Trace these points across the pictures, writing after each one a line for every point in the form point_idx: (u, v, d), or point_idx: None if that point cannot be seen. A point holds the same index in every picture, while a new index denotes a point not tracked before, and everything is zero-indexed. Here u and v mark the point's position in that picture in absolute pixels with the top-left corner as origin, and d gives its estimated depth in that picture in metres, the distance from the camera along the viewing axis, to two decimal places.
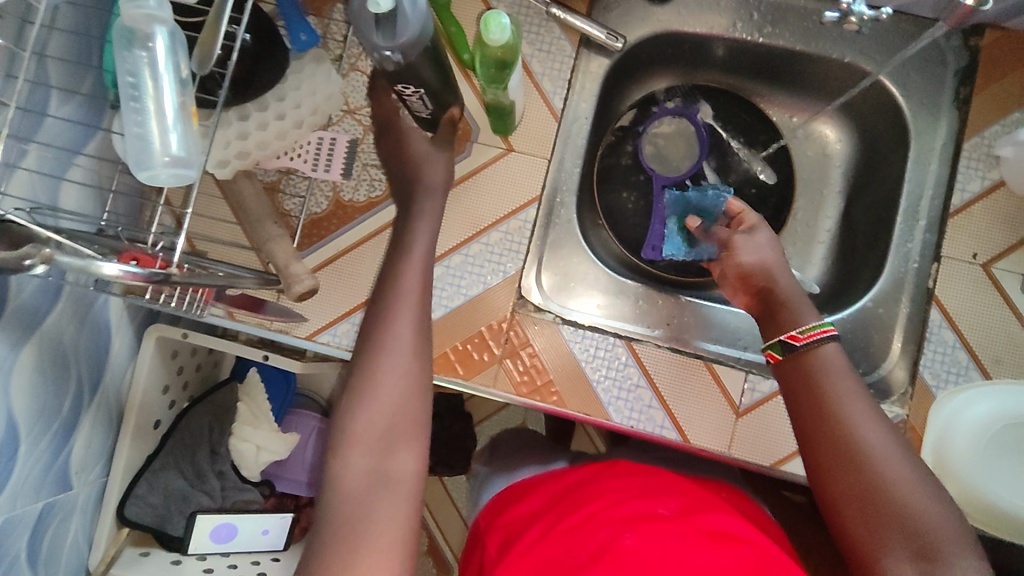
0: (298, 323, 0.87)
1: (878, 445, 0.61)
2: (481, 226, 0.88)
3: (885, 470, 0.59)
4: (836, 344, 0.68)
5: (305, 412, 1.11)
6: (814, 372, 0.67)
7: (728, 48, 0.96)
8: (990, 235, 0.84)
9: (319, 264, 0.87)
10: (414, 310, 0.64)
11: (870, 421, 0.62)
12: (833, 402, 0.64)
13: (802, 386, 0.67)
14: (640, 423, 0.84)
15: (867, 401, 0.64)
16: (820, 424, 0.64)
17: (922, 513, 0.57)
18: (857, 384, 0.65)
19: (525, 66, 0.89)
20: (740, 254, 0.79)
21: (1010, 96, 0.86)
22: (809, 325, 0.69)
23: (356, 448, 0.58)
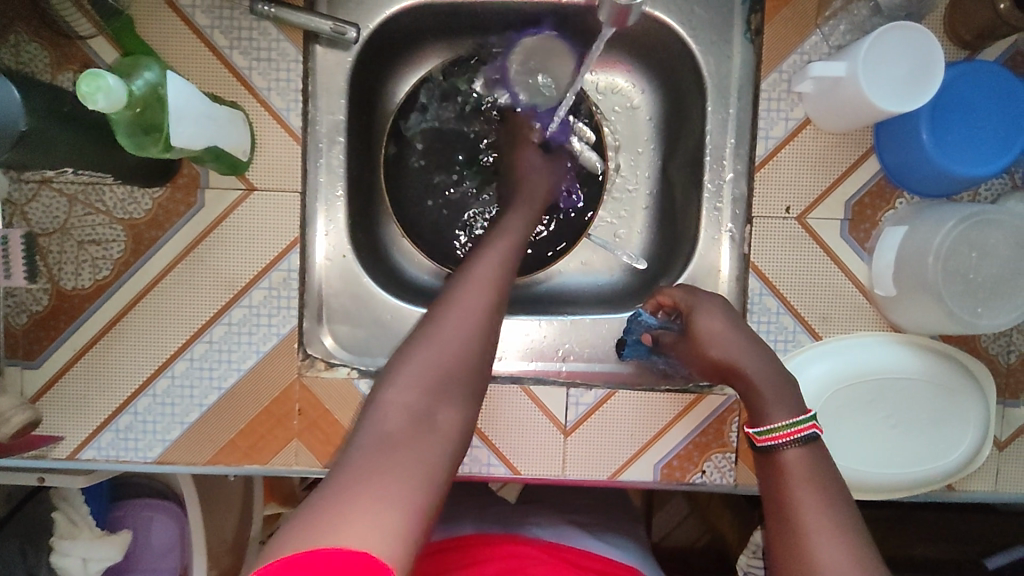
0: (56, 443, 0.75)
1: (836, 561, 0.51)
2: (239, 287, 0.75)
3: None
4: (802, 448, 0.58)
5: (138, 500, 1.01)
6: (783, 469, 0.57)
7: (495, 10, 0.82)
8: (801, 183, 0.76)
9: (60, 369, 0.74)
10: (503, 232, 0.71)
11: (832, 544, 0.52)
12: (791, 506, 0.55)
13: (769, 481, 0.58)
14: (465, 466, 0.77)
15: (831, 505, 0.54)
16: (781, 535, 0.55)
17: None
18: (830, 483, 0.56)
19: (244, 83, 0.73)
20: (702, 338, 0.67)
21: (804, 17, 0.74)
22: (779, 423, 0.59)
23: (442, 346, 0.58)
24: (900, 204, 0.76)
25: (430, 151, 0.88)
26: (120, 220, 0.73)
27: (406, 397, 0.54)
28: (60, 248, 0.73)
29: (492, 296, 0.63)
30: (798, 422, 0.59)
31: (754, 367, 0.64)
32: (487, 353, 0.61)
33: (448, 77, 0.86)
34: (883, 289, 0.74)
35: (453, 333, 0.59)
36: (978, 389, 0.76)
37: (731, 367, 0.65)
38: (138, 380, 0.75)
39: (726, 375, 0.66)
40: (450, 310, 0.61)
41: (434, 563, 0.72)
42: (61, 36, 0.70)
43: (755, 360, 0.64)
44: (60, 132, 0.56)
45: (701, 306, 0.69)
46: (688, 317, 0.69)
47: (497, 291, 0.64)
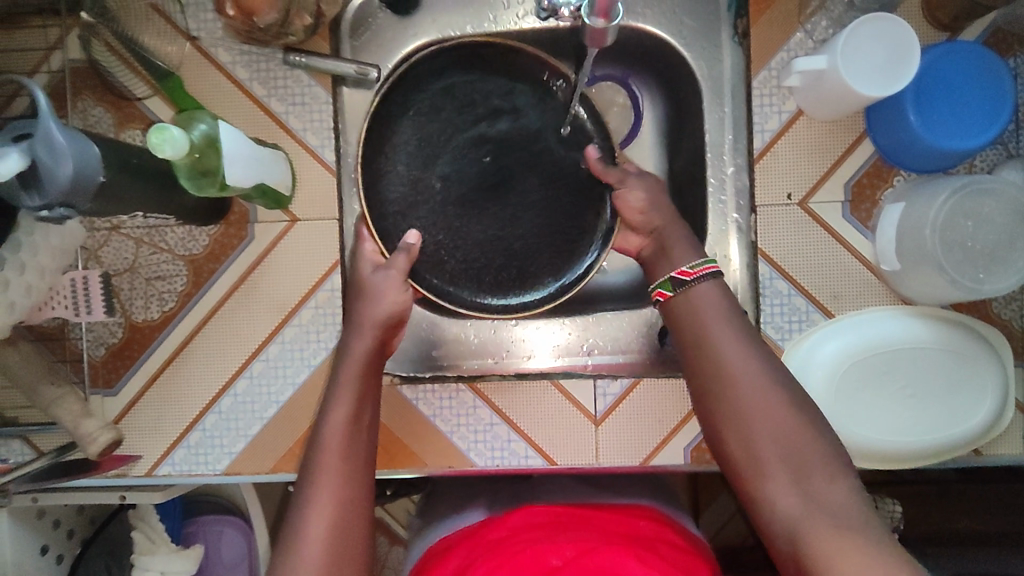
0: (134, 462, 0.83)
1: (746, 368, 0.64)
2: (289, 308, 0.82)
3: (763, 400, 0.63)
4: (714, 283, 0.70)
5: (207, 516, 1.08)
6: (698, 316, 0.68)
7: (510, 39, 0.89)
8: (799, 170, 0.80)
9: (137, 394, 0.82)
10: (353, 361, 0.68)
11: (744, 355, 0.65)
12: (715, 346, 0.66)
13: (686, 327, 0.69)
14: (504, 459, 0.82)
15: (740, 328, 0.67)
16: (703, 360, 0.67)
17: (792, 434, 0.61)
18: (734, 312, 0.68)
19: (281, 126, 0.81)
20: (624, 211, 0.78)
21: (787, 17, 0.79)
22: (691, 263, 0.71)
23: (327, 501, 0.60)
24: (898, 181, 0.80)
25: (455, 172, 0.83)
26: (181, 256, 0.82)
27: None
28: (130, 285, 0.82)
29: (350, 448, 0.64)
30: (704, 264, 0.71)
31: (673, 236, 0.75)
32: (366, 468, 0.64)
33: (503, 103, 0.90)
34: (889, 264, 0.78)
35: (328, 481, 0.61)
36: (992, 355, 0.78)
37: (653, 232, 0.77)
38: (205, 398, 0.82)
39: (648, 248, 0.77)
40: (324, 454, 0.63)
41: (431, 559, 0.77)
42: (123, 98, 0.80)
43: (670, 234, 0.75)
44: (129, 186, 0.64)
45: (627, 179, 0.78)
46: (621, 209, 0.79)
47: (348, 453, 0.63)
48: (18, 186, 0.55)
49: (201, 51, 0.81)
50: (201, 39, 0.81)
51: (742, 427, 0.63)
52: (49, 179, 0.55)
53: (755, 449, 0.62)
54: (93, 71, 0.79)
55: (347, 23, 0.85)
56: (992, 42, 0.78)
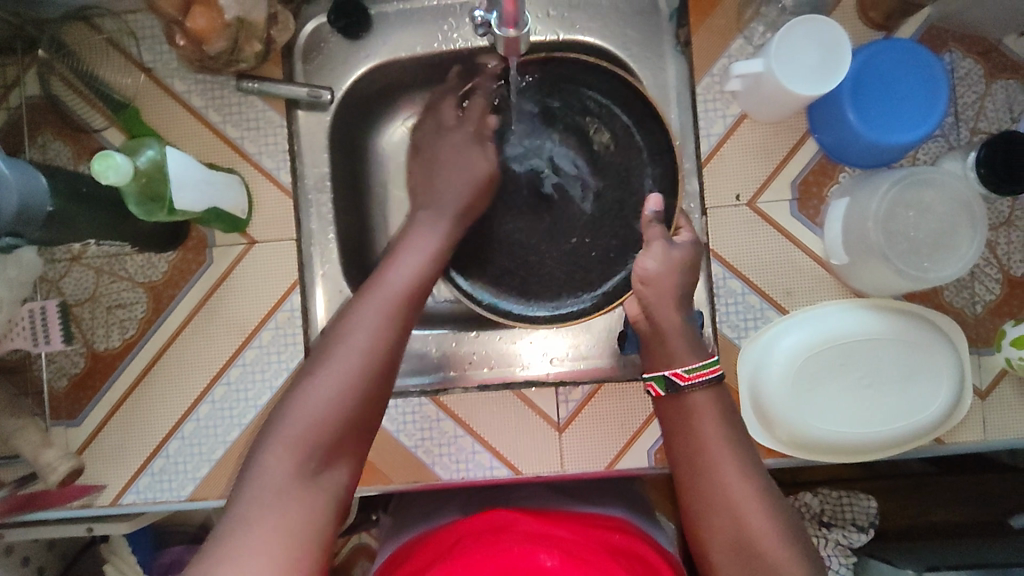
0: (98, 492, 0.82)
1: (736, 491, 0.60)
2: (250, 330, 0.83)
3: (755, 526, 0.58)
4: (709, 391, 0.65)
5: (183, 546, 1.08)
6: (692, 421, 0.64)
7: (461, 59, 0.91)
8: (746, 171, 0.82)
9: (99, 424, 0.82)
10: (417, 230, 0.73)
11: (734, 476, 0.60)
12: (705, 454, 0.62)
13: (680, 427, 0.65)
14: (470, 471, 0.82)
15: (733, 442, 0.63)
16: (693, 480, 0.62)
17: (778, 559, 0.57)
18: (729, 425, 0.64)
19: (237, 151, 0.83)
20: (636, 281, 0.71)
21: (725, 24, 0.82)
22: (697, 363, 0.65)
23: (360, 330, 0.60)
24: (843, 178, 0.82)
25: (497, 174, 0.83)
26: (141, 284, 0.83)
27: (285, 462, 0.54)
28: (91, 315, 0.83)
29: (405, 309, 0.63)
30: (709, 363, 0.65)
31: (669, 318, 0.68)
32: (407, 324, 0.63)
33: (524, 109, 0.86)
34: (838, 258, 0.79)
35: (375, 313, 0.61)
36: (944, 343, 0.79)
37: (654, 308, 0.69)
38: (168, 425, 0.82)
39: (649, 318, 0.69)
40: (378, 289, 0.64)
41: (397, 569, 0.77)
42: (79, 131, 0.81)
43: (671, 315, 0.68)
44: (79, 215, 0.65)
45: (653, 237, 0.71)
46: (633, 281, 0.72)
47: (395, 309, 0.63)
48: None
49: (155, 82, 0.82)
50: (155, 71, 0.82)
51: (731, 554, 0.59)
52: None
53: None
54: (50, 105, 0.81)
55: (300, 48, 0.87)
56: (924, 39, 0.81)
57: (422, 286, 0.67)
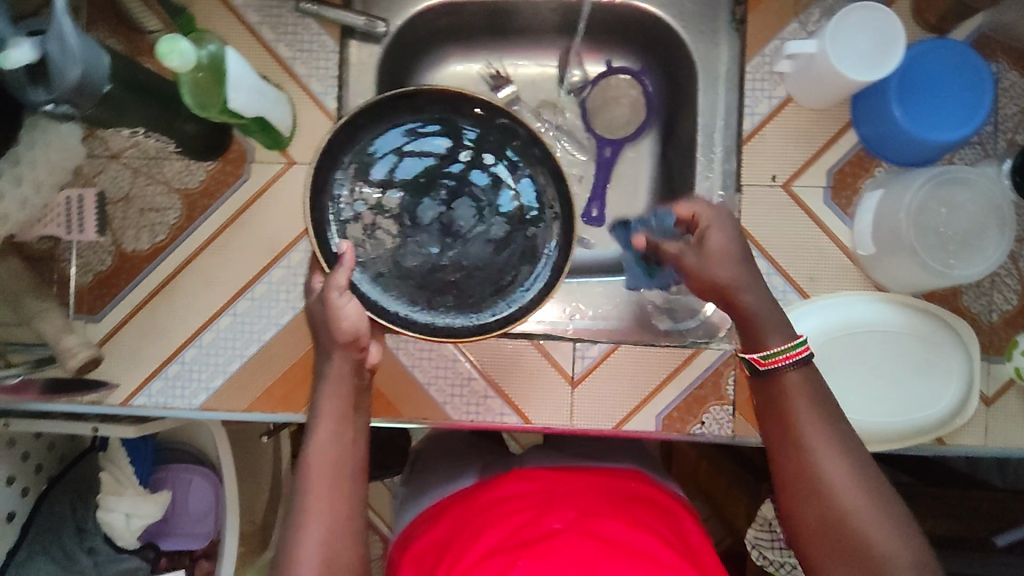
0: (110, 390, 0.82)
1: (834, 479, 0.58)
2: (279, 249, 0.84)
3: (869, 539, 0.56)
4: (801, 370, 0.61)
5: (178, 464, 1.09)
6: (787, 396, 0.61)
7: (521, 9, 0.92)
8: (786, 153, 0.84)
9: (117, 323, 0.82)
10: (331, 379, 0.64)
11: (838, 469, 0.58)
12: (793, 425, 0.60)
13: (773, 400, 0.62)
14: (480, 415, 0.84)
15: (829, 423, 0.60)
16: (789, 475, 0.60)
17: (875, 535, 0.56)
18: (830, 409, 0.61)
19: (286, 70, 0.84)
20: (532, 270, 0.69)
21: (782, 7, 0.84)
22: (776, 349, 0.62)
23: (319, 518, 0.59)
24: (879, 172, 0.83)
25: (365, 201, 0.78)
26: (177, 190, 0.83)
27: (315, 534, 0.59)
28: (124, 214, 0.83)
29: (350, 378, 0.65)
30: (796, 345, 0.61)
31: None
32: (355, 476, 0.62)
33: (565, 90, 0.98)
34: (864, 248, 0.80)
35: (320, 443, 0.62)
36: (958, 341, 0.81)
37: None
38: (187, 332, 0.83)
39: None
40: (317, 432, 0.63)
41: (413, 537, 0.81)
42: (133, 31, 0.81)
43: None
44: (128, 103, 0.65)
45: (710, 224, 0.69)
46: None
47: (350, 374, 0.65)
48: (27, 81, 0.57)
49: None
50: None
51: (836, 544, 0.57)
52: (58, 74, 0.56)
53: (837, 552, 0.57)
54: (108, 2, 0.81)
55: None
56: (976, 46, 0.82)
57: (359, 433, 0.64)
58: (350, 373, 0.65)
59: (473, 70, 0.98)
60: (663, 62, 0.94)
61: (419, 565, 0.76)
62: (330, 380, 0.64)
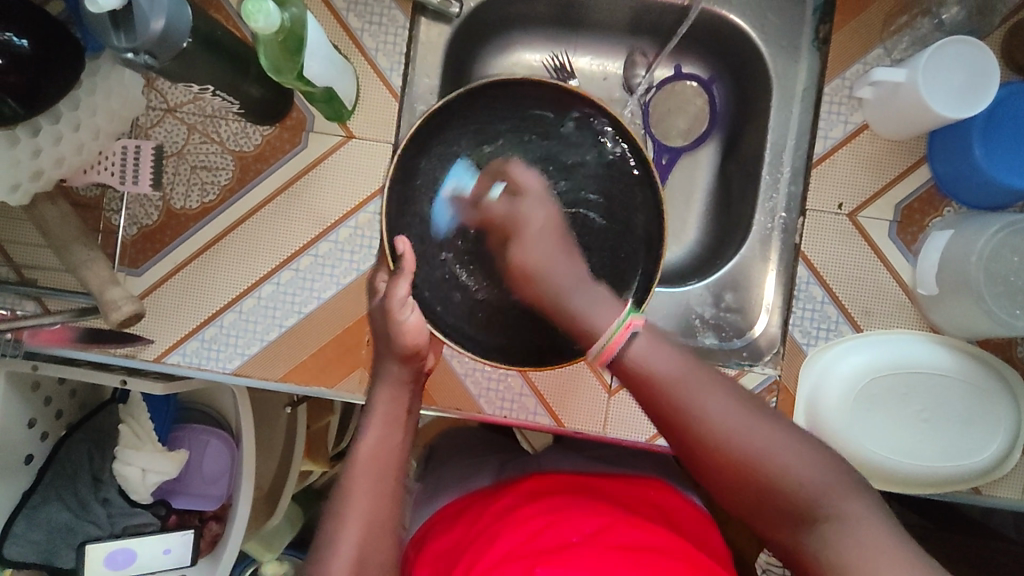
0: (144, 346, 0.81)
1: (731, 432, 0.59)
2: (329, 223, 0.82)
3: (768, 460, 0.58)
4: (642, 338, 0.64)
5: (197, 425, 1.08)
6: (638, 376, 0.63)
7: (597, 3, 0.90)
8: (855, 182, 0.81)
9: (159, 280, 0.81)
10: (387, 383, 0.70)
11: (718, 402, 0.61)
12: (668, 395, 0.61)
13: (630, 385, 0.64)
14: (513, 412, 0.82)
15: (710, 388, 0.61)
16: (665, 414, 0.62)
17: (796, 471, 0.57)
18: (691, 362, 0.63)
19: (354, 41, 0.82)
20: (517, 265, 0.74)
21: (869, 32, 0.81)
22: (610, 334, 0.65)
23: (356, 522, 0.61)
24: (947, 212, 0.81)
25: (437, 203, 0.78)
26: (231, 151, 0.82)
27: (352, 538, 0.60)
28: (175, 170, 0.82)
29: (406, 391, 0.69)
30: (618, 327, 0.65)
31: (560, 275, 0.72)
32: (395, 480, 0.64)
33: (626, 90, 0.95)
34: (926, 288, 0.79)
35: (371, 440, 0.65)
36: (1008, 392, 0.79)
37: (536, 275, 0.73)
38: (228, 296, 0.82)
39: (546, 307, 0.73)
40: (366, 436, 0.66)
41: (429, 538, 0.79)
42: None
43: (563, 271, 0.72)
44: (200, 59, 0.63)
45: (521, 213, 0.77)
46: (512, 228, 0.75)
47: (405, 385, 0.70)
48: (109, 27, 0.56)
49: None
50: None
51: (742, 475, 0.58)
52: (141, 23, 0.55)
53: (773, 504, 0.58)
54: None
55: None
56: None
57: (406, 440, 0.67)
58: (406, 378, 0.70)
59: (537, 59, 0.95)
60: (735, 73, 0.91)
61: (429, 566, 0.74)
62: (387, 382, 0.69)
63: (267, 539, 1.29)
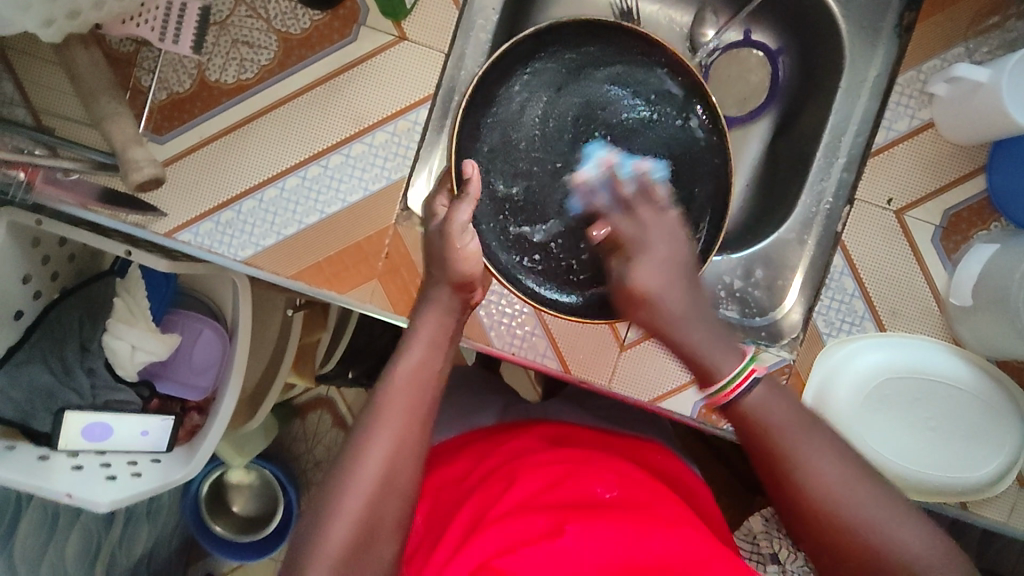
0: (155, 217, 0.78)
1: (825, 497, 0.56)
2: (367, 124, 0.79)
3: (873, 530, 0.55)
4: (762, 385, 0.61)
5: (192, 312, 1.06)
6: (754, 429, 0.60)
7: None
8: (909, 180, 0.79)
9: (180, 152, 0.78)
10: (436, 306, 0.68)
11: (824, 463, 0.57)
12: (782, 468, 0.57)
13: (743, 434, 0.61)
14: (521, 350, 0.81)
15: (823, 441, 0.58)
16: (770, 473, 0.59)
17: (903, 543, 0.54)
18: (806, 414, 0.60)
19: None
20: (628, 287, 0.67)
21: (955, 28, 0.78)
22: (728, 378, 0.60)
23: (384, 443, 0.59)
24: (994, 227, 0.79)
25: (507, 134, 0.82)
26: (276, 31, 0.78)
27: (381, 452, 0.59)
28: (215, 40, 0.77)
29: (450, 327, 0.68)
30: (739, 373, 0.60)
31: (676, 302, 0.65)
32: (426, 408, 0.63)
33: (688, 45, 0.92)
34: (959, 298, 0.77)
35: (412, 358, 0.64)
36: (1016, 414, 0.78)
37: (651, 297, 0.65)
38: (250, 182, 0.78)
39: (654, 332, 0.66)
40: (405, 358, 0.64)
41: (431, 465, 0.80)
42: None
43: (679, 304, 0.65)
44: None
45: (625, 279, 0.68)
46: (637, 248, 0.69)
47: (441, 320, 0.67)
48: None
49: None
50: None
51: (847, 542, 0.55)
52: None
53: (871, 573, 0.55)
54: None
55: None
56: None
57: (446, 360, 0.66)
58: (456, 306, 0.69)
59: None
60: (805, 49, 0.88)
61: (439, 508, 0.73)
62: (435, 307, 0.68)
63: (240, 444, 1.24)
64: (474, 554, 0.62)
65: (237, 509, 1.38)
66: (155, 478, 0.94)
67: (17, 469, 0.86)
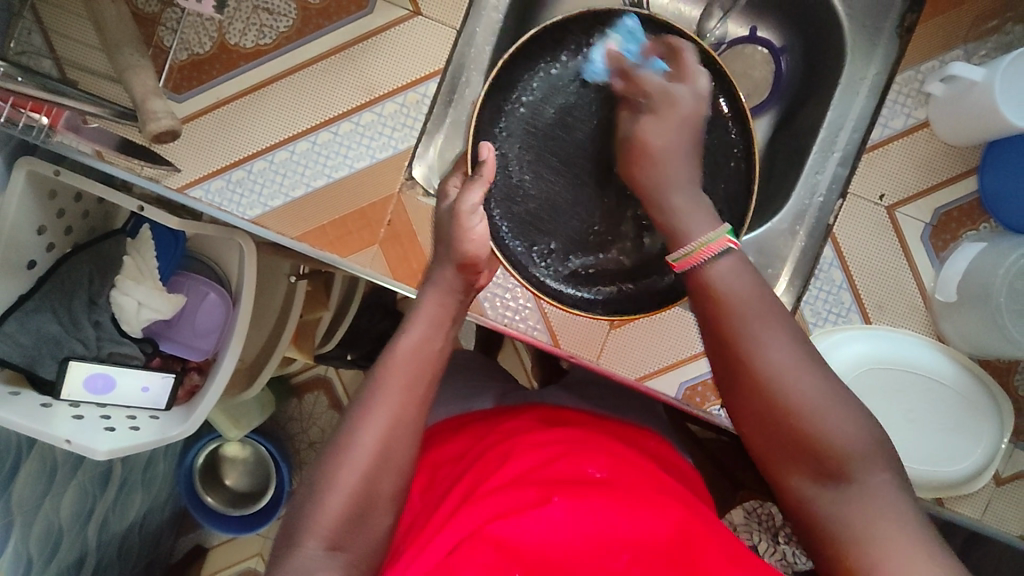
0: (170, 173, 0.81)
1: (779, 377, 0.56)
2: (377, 94, 0.81)
3: (813, 415, 0.55)
4: (728, 257, 0.61)
5: (198, 275, 1.09)
6: (711, 294, 0.60)
7: None
8: (902, 177, 0.81)
9: (197, 111, 0.81)
10: (439, 286, 0.68)
11: (781, 341, 0.57)
12: (734, 335, 0.58)
13: (699, 303, 0.61)
14: (514, 323, 0.83)
15: (779, 329, 0.58)
16: (721, 333, 0.59)
17: (834, 428, 0.54)
18: (767, 297, 0.60)
19: None
20: (640, 143, 0.71)
21: (954, 31, 0.80)
22: (694, 246, 0.62)
23: (386, 410, 0.61)
24: (983, 228, 0.80)
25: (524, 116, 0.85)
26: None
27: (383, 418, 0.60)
28: (236, 5, 0.81)
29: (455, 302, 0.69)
30: (709, 240, 0.61)
31: (676, 170, 0.68)
32: (428, 381, 0.64)
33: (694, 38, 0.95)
34: (944, 294, 0.79)
35: (415, 332, 0.65)
36: (995, 412, 0.80)
37: (656, 160, 0.69)
38: (262, 144, 0.81)
39: (644, 200, 0.70)
40: (410, 331, 0.65)
41: (431, 444, 0.81)
42: None
43: (677, 167, 0.68)
44: None
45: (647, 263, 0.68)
46: (657, 104, 0.72)
47: (447, 295, 0.68)
48: None
49: None
50: None
51: (784, 422, 0.56)
52: None
53: (797, 459, 0.56)
54: None
55: None
56: None
57: (446, 340, 0.67)
58: (460, 284, 0.69)
59: None
60: (807, 47, 0.90)
61: (433, 481, 0.75)
62: (439, 285, 0.68)
63: (236, 416, 1.24)
64: (466, 522, 0.62)
65: (230, 482, 1.39)
66: (152, 433, 0.96)
67: (22, 413, 0.88)
